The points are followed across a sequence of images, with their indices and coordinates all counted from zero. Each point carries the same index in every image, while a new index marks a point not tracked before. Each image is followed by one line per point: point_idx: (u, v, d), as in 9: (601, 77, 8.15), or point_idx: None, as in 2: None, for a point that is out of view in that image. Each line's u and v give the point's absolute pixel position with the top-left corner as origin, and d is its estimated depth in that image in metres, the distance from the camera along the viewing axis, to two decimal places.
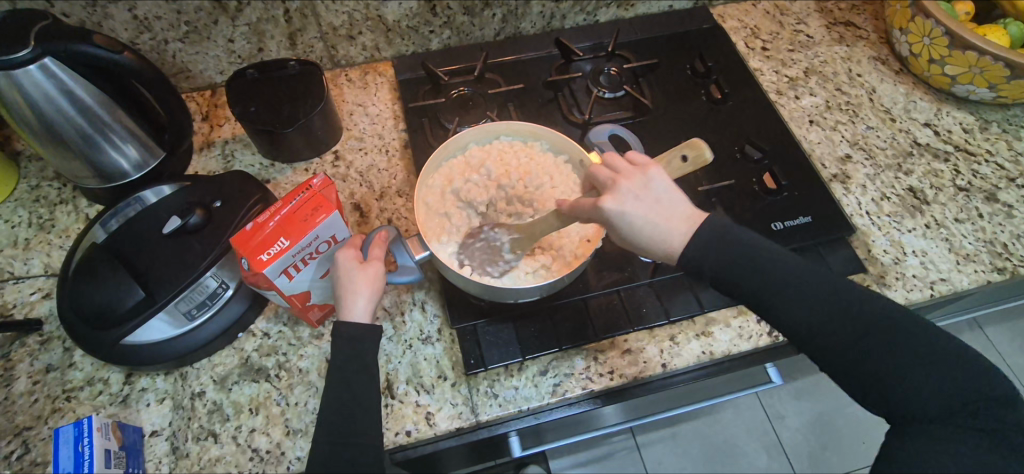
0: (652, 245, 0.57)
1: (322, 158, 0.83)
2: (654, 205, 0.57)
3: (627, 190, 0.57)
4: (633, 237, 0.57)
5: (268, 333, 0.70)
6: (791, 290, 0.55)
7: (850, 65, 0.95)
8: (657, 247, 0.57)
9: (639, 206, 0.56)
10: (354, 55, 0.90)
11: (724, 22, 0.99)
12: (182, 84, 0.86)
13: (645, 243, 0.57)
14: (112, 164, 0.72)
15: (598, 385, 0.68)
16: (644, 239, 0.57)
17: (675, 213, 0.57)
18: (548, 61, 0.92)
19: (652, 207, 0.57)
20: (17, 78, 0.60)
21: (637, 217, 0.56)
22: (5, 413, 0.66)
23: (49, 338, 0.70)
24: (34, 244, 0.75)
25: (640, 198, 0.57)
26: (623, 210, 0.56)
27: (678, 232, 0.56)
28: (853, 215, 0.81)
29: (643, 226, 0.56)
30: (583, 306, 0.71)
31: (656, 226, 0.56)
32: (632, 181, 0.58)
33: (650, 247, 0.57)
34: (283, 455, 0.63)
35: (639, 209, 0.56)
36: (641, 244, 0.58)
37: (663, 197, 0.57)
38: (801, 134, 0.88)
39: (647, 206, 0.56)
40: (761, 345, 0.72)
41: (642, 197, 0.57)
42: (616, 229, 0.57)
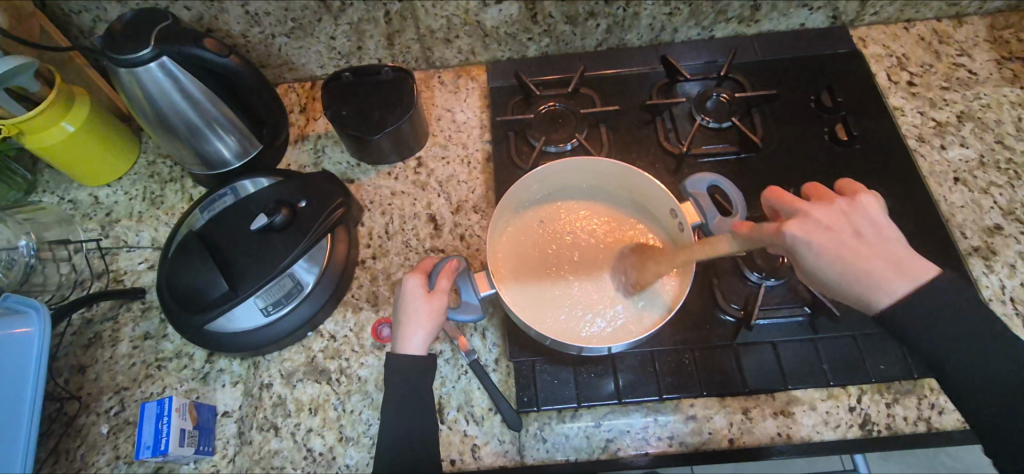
0: (860, 288, 0.53)
1: (405, 163, 0.83)
2: (856, 240, 0.53)
3: (824, 219, 0.54)
4: (832, 274, 0.53)
5: (335, 336, 0.73)
6: (954, 336, 0.50)
7: (1021, 112, 0.79)
8: (868, 292, 0.52)
9: (830, 237, 0.53)
10: (449, 57, 0.88)
11: (864, 47, 0.86)
12: (286, 74, 0.89)
13: (848, 285, 0.53)
14: (215, 153, 0.76)
15: (654, 449, 0.64)
16: (833, 272, 0.53)
17: (897, 254, 0.53)
18: (650, 79, 0.85)
19: (854, 242, 0.53)
20: (139, 74, 0.65)
21: (825, 247, 0.53)
22: (108, 371, 0.73)
23: (149, 307, 0.76)
24: (145, 217, 0.82)
25: (832, 232, 0.53)
26: (809, 238, 0.53)
27: (893, 282, 0.52)
28: (991, 299, 0.68)
29: (839, 261, 0.53)
30: (650, 360, 0.67)
31: (850, 262, 0.53)
32: (831, 210, 0.55)
33: (857, 289, 0.53)
34: (334, 460, 0.67)
35: (831, 245, 0.53)
36: (848, 297, 0.54)
37: (872, 232, 0.54)
38: (941, 193, 0.75)
39: (839, 238, 0.53)
40: (848, 437, 0.64)
41: (840, 229, 0.54)
42: (802, 257, 0.54)
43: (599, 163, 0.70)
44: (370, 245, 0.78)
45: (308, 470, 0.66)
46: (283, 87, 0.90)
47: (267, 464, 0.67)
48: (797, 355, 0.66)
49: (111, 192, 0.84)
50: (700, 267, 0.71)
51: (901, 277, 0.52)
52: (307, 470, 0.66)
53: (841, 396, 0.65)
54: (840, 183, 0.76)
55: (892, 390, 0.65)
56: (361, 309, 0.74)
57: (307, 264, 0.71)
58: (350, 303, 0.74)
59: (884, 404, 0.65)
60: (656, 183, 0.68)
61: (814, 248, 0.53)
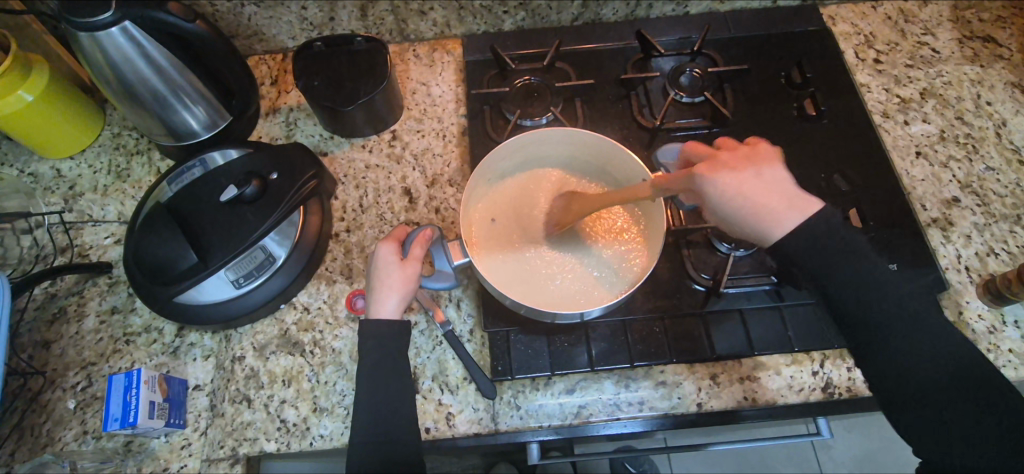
0: (759, 222, 0.56)
1: (379, 136, 0.83)
2: (754, 179, 0.57)
3: (726, 164, 0.57)
4: (734, 212, 0.56)
5: (308, 308, 0.73)
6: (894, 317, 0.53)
7: (980, 89, 0.81)
8: (761, 226, 0.56)
9: (734, 178, 0.56)
10: (424, 30, 0.87)
11: (834, 25, 0.87)
12: (256, 46, 0.87)
13: (744, 220, 0.56)
14: (183, 124, 0.74)
15: (625, 414, 0.66)
16: (733, 209, 0.56)
17: (784, 189, 0.57)
18: (626, 54, 0.86)
19: (749, 179, 0.56)
20: (101, 40, 0.63)
21: (728, 188, 0.56)
22: (74, 346, 0.71)
23: (116, 282, 0.75)
24: (111, 191, 0.80)
25: (737, 172, 0.57)
26: (714, 177, 0.56)
27: (790, 217, 0.55)
28: (948, 268, 0.71)
29: (743, 200, 0.56)
30: (621, 329, 0.68)
31: (749, 195, 0.56)
32: (735, 155, 0.58)
33: (754, 222, 0.56)
34: (308, 430, 0.67)
35: (730, 181, 0.56)
36: (740, 229, 0.58)
37: (767, 172, 0.57)
38: (904, 167, 0.77)
39: (741, 177, 0.57)
40: (811, 400, 0.66)
41: (742, 169, 0.57)
42: (707, 196, 0.57)
43: (573, 134, 0.70)
44: (344, 219, 0.77)
45: (282, 441, 0.66)
46: (253, 59, 0.88)
47: (240, 436, 0.67)
48: (765, 323, 0.68)
49: (74, 165, 0.82)
50: (671, 237, 0.72)
51: (794, 210, 0.56)
52: (281, 441, 0.66)
53: (805, 362, 0.67)
54: (809, 158, 0.77)
55: (853, 356, 0.67)
56: (335, 281, 0.74)
57: (278, 237, 0.70)
58: (324, 276, 0.74)
59: (847, 368, 0.67)
60: (630, 154, 0.68)
61: (717, 190, 0.56)
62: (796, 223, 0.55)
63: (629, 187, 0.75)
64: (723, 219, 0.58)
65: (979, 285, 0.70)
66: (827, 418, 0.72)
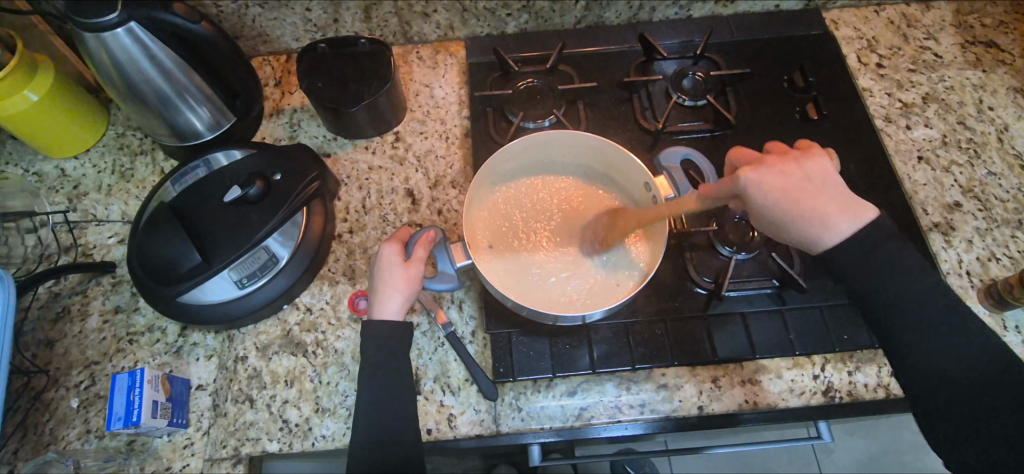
0: (812, 226, 0.57)
1: (382, 137, 0.83)
2: (804, 182, 0.58)
3: (775, 165, 0.59)
4: (781, 212, 0.58)
5: (311, 309, 0.73)
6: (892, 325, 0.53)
7: (982, 94, 0.82)
8: (812, 230, 0.57)
9: (782, 180, 0.58)
10: (427, 32, 0.87)
11: (836, 29, 0.87)
12: (261, 47, 0.88)
13: (799, 223, 0.57)
14: (187, 125, 0.74)
15: (627, 417, 0.66)
16: (780, 211, 0.58)
17: (833, 194, 0.58)
18: (629, 56, 0.86)
19: (797, 186, 0.58)
20: (107, 41, 0.63)
21: (775, 189, 0.58)
22: (78, 345, 0.72)
23: (120, 281, 0.75)
24: (115, 191, 0.81)
25: (786, 173, 0.58)
26: (762, 180, 0.58)
27: (842, 221, 0.57)
28: (949, 273, 0.71)
29: (791, 202, 0.57)
30: (623, 331, 0.68)
31: (800, 199, 0.57)
32: (785, 157, 0.60)
33: (807, 226, 0.57)
34: (310, 431, 0.67)
35: (779, 183, 0.58)
36: (793, 234, 0.59)
37: (815, 174, 0.59)
38: (905, 172, 0.77)
39: (790, 180, 0.58)
40: (812, 403, 0.67)
41: (790, 173, 0.59)
42: (754, 199, 0.59)
43: (574, 137, 0.71)
44: (347, 220, 0.78)
45: (284, 441, 0.67)
46: (256, 60, 0.88)
47: (242, 436, 0.67)
48: (767, 326, 0.68)
49: (77, 165, 0.82)
50: (674, 239, 0.72)
51: (848, 215, 0.57)
52: (283, 441, 0.67)
53: (806, 365, 0.68)
54: None
55: (853, 359, 0.68)
56: (337, 282, 0.74)
57: (281, 238, 0.70)
58: (326, 276, 0.74)
59: (847, 372, 0.67)
60: (632, 157, 0.69)
61: (763, 190, 0.58)
62: (851, 228, 0.57)
63: (630, 190, 0.75)
64: (769, 221, 0.60)
65: (980, 290, 0.70)
66: (828, 422, 0.72)
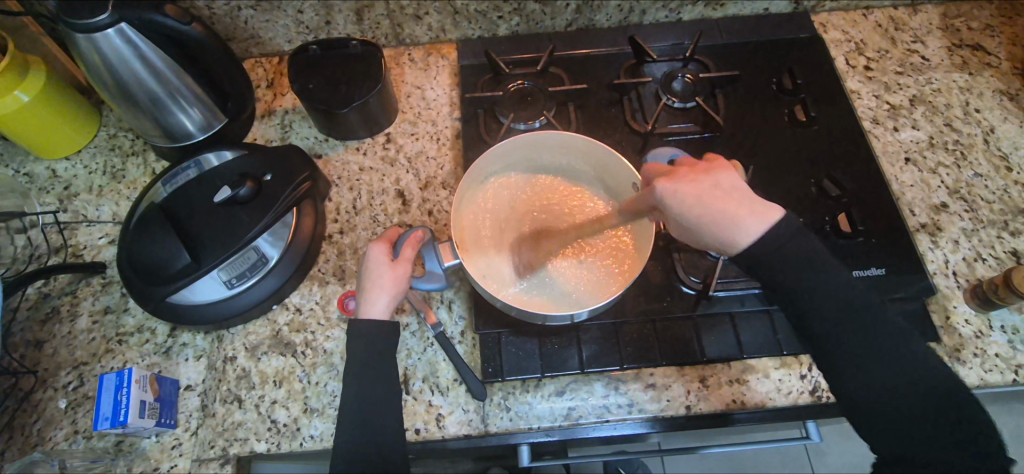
0: (717, 231, 0.58)
1: (374, 138, 0.83)
2: (711, 189, 0.58)
3: (684, 175, 0.59)
4: (692, 220, 0.58)
5: (300, 309, 0.73)
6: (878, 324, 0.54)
7: (969, 97, 0.82)
8: (722, 235, 0.58)
9: (692, 187, 0.58)
10: (419, 34, 0.88)
11: (825, 32, 0.88)
12: (253, 49, 0.88)
13: (704, 229, 0.58)
14: (179, 126, 0.75)
15: (615, 417, 0.66)
16: (692, 218, 0.58)
17: (742, 197, 0.58)
18: (619, 59, 0.87)
19: (710, 196, 0.58)
20: (97, 41, 0.63)
21: (687, 198, 0.58)
22: (67, 346, 0.71)
23: (110, 282, 0.75)
24: (106, 191, 0.81)
25: (696, 181, 0.59)
26: (677, 189, 0.58)
27: (747, 226, 0.57)
28: (936, 273, 0.72)
29: (700, 208, 0.58)
30: (613, 332, 0.69)
31: (708, 206, 0.58)
32: (694, 169, 0.60)
33: (714, 231, 0.58)
34: (298, 431, 0.67)
35: (690, 190, 0.58)
36: (704, 239, 0.60)
37: (723, 181, 0.59)
38: (893, 173, 0.78)
39: (700, 186, 0.58)
40: (799, 403, 0.67)
41: (700, 181, 0.59)
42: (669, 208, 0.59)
43: (563, 137, 0.71)
44: (337, 220, 0.78)
45: (272, 442, 0.67)
46: (249, 62, 0.89)
47: (230, 436, 0.67)
48: (754, 327, 0.69)
49: (69, 165, 0.82)
50: (662, 240, 0.72)
51: (755, 221, 0.57)
52: (271, 442, 0.67)
53: (794, 365, 0.68)
54: (799, 162, 0.78)
55: None
56: (327, 283, 0.74)
57: (271, 238, 0.70)
58: (317, 277, 0.74)
59: None
60: (620, 158, 0.69)
61: (677, 197, 0.58)
62: (757, 232, 0.57)
63: (620, 192, 0.75)
64: (684, 228, 0.60)
65: (967, 290, 0.71)
66: (817, 422, 0.72)
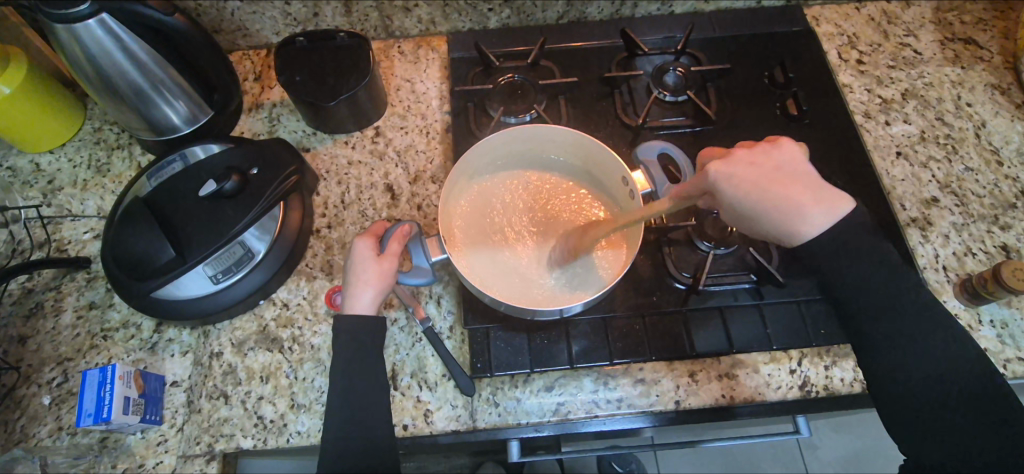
0: (785, 220, 0.58)
1: (363, 132, 0.82)
2: (774, 173, 0.59)
3: (744, 157, 0.59)
4: (754, 207, 0.58)
5: (288, 304, 0.72)
6: None
7: (961, 91, 0.82)
8: (787, 223, 0.58)
9: (754, 173, 0.58)
10: (409, 27, 0.87)
11: (818, 25, 0.88)
12: (240, 41, 0.87)
13: (770, 215, 0.58)
14: (163, 118, 0.74)
15: (603, 412, 0.66)
16: (753, 204, 0.58)
17: (803, 184, 0.59)
18: (611, 52, 0.86)
19: (777, 185, 0.58)
20: (77, 31, 0.62)
21: (744, 182, 0.58)
22: (51, 342, 0.71)
23: (95, 277, 0.74)
24: (90, 185, 0.79)
25: (755, 165, 0.59)
26: (736, 174, 0.58)
27: (814, 214, 0.58)
28: (926, 267, 0.72)
29: (760, 195, 0.58)
30: (602, 327, 0.68)
31: (770, 191, 0.58)
32: (752, 151, 0.60)
33: (779, 220, 0.58)
34: (285, 427, 0.66)
35: (753, 175, 0.58)
36: (769, 230, 0.60)
37: (784, 164, 0.60)
38: (884, 167, 0.77)
39: (760, 172, 0.58)
40: (789, 397, 0.67)
41: (760, 165, 0.59)
42: (725, 195, 0.58)
43: (550, 131, 0.70)
44: (325, 215, 0.77)
45: (259, 438, 0.66)
46: (236, 54, 0.88)
47: (216, 432, 0.67)
48: (744, 321, 0.68)
49: (53, 159, 0.81)
50: (653, 235, 0.72)
51: (823, 211, 0.58)
52: (258, 438, 0.66)
53: (783, 360, 0.68)
54: None
55: (830, 354, 0.68)
56: (315, 278, 0.73)
57: (258, 232, 0.69)
58: (304, 272, 0.74)
59: (824, 367, 0.67)
60: (609, 151, 0.69)
61: (737, 184, 0.58)
62: (821, 218, 0.58)
63: (610, 187, 0.75)
64: (740, 214, 0.60)
65: (956, 284, 0.70)
66: (806, 416, 0.72)
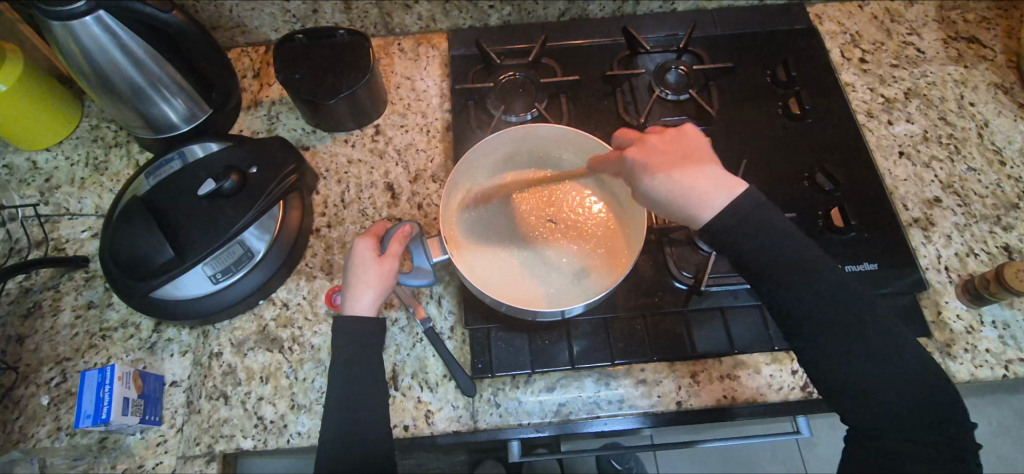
0: (682, 204, 0.58)
1: (363, 130, 0.82)
2: (682, 162, 0.59)
3: (655, 145, 0.60)
4: (663, 194, 0.58)
5: (287, 304, 0.72)
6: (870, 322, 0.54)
7: (963, 90, 0.82)
8: (688, 209, 0.58)
9: (662, 159, 0.59)
10: (409, 24, 0.86)
11: (820, 23, 0.87)
12: (239, 38, 0.86)
13: (674, 203, 0.58)
14: (161, 116, 0.73)
15: (604, 412, 0.66)
16: (664, 193, 0.58)
17: (709, 173, 0.58)
18: (612, 50, 0.85)
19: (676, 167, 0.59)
20: (74, 29, 0.61)
21: (654, 168, 0.58)
22: (49, 341, 0.70)
23: (94, 276, 0.74)
24: (88, 184, 0.79)
25: (665, 152, 0.60)
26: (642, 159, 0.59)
27: (715, 202, 0.57)
28: (928, 268, 0.71)
29: (669, 183, 0.58)
30: (603, 327, 0.68)
31: (680, 179, 0.58)
32: (665, 139, 0.61)
33: (683, 206, 0.58)
34: (285, 428, 0.66)
35: (659, 160, 0.59)
36: (675, 218, 0.60)
37: (697, 158, 0.60)
38: (886, 167, 0.77)
39: (670, 159, 0.59)
40: (790, 398, 0.67)
41: (670, 152, 0.60)
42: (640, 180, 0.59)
43: (550, 130, 0.70)
44: (325, 214, 0.77)
45: (259, 438, 0.66)
46: (234, 51, 0.87)
47: (216, 433, 0.66)
48: (746, 322, 0.68)
49: (50, 157, 0.80)
50: (654, 235, 0.72)
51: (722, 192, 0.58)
52: (258, 438, 0.66)
53: (785, 361, 0.68)
54: (792, 156, 0.78)
55: None
56: (315, 277, 0.73)
57: (258, 231, 0.69)
58: (304, 272, 0.73)
59: None
60: (610, 150, 0.69)
61: (649, 170, 0.59)
62: (721, 206, 0.57)
63: (612, 186, 0.74)
64: (654, 204, 0.60)
65: (958, 285, 0.70)
66: (807, 416, 0.72)
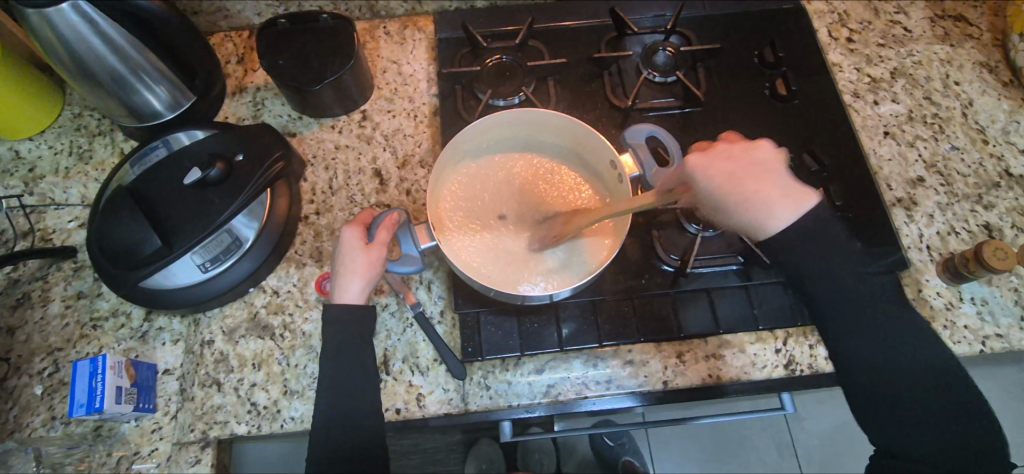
0: (743, 209, 0.56)
1: (349, 116, 0.81)
2: (747, 167, 0.57)
3: (723, 150, 0.57)
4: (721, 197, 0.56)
5: (278, 292, 0.72)
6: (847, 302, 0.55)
7: (949, 69, 0.82)
8: (749, 216, 0.56)
9: (730, 164, 0.57)
10: (394, 6, 0.85)
11: (809, 3, 0.87)
12: (221, 23, 0.85)
13: (741, 209, 0.56)
14: (145, 104, 0.72)
15: (592, 393, 0.67)
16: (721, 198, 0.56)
17: (778, 181, 0.56)
18: (600, 32, 0.85)
19: (749, 167, 0.56)
20: (51, 17, 0.60)
21: (721, 174, 0.56)
22: (40, 332, 0.70)
23: (82, 266, 0.73)
24: (72, 173, 0.78)
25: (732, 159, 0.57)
26: (708, 169, 0.57)
27: (778, 209, 0.55)
28: (909, 247, 0.73)
29: (730, 187, 0.56)
30: (591, 309, 0.69)
31: (744, 185, 0.55)
32: (731, 146, 0.58)
33: (743, 214, 0.56)
34: (279, 413, 0.67)
35: (722, 169, 0.56)
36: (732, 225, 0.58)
37: (760, 159, 0.57)
38: (871, 147, 0.78)
39: (734, 165, 0.56)
40: (774, 376, 0.68)
41: (738, 158, 0.57)
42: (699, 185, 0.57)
43: (536, 115, 0.70)
44: (314, 201, 0.77)
45: (253, 424, 0.67)
46: (217, 36, 0.85)
47: (210, 419, 0.67)
48: (731, 303, 0.69)
49: (33, 146, 0.79)
50: (641, 218, 0.73)
51: (780, 202, 0.55)
52: (252, 424, 0.67)
53: (768, 339, 0.69)
54: (777, 137, 0.78)
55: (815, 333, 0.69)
56: (304, 265, 0.73)
57: (246, 218, 0.69)
58: (293, 259, 0.74)
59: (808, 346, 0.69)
60: (598, 135, 0.68)
61: (705, 175, 0.57)
62: (788, 217, 0.55)
63: (599, 170, 0.75)
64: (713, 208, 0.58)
65: (939, 263, 0.72)
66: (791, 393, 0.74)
